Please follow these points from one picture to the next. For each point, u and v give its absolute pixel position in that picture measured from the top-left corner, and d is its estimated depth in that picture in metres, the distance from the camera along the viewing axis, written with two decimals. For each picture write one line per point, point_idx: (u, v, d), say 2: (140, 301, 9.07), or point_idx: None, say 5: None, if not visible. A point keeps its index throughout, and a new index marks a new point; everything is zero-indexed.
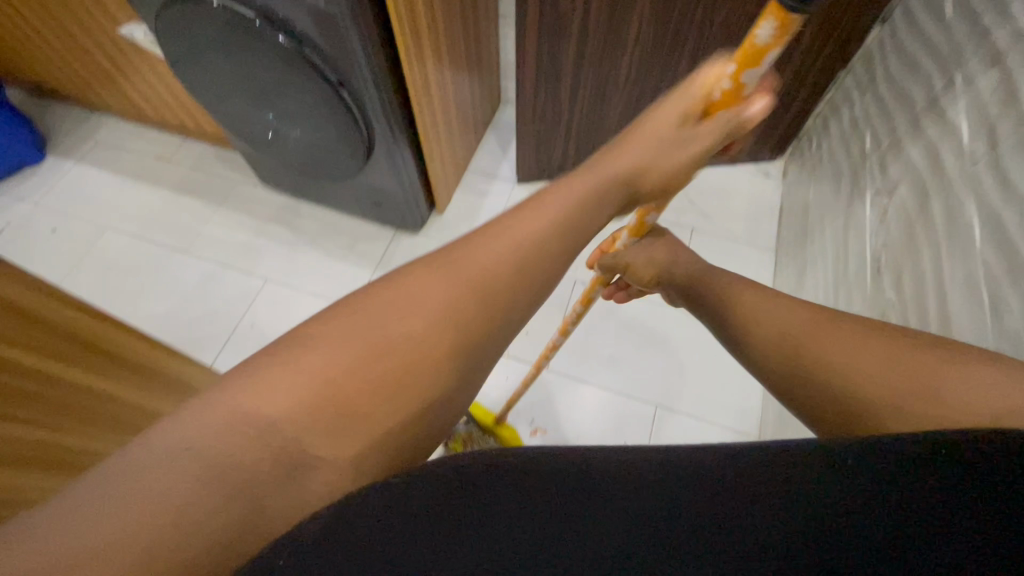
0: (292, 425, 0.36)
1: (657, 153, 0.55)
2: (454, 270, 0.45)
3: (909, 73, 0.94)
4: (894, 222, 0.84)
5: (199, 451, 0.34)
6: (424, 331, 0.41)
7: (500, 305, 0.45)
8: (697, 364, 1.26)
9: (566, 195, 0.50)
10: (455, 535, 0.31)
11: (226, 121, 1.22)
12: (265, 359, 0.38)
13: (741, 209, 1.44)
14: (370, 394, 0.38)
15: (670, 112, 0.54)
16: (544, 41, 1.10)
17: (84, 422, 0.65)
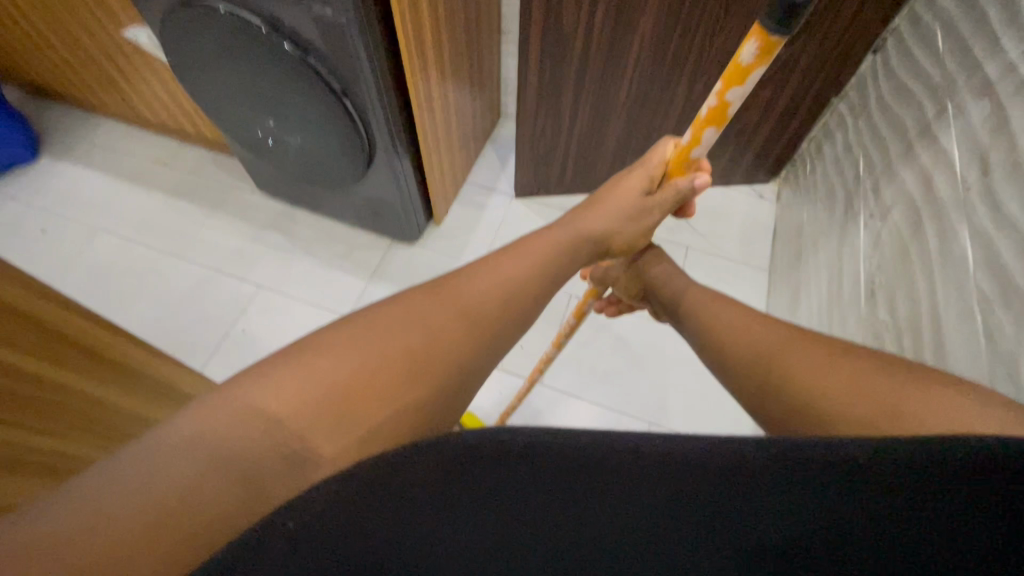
0: (305, 426, 0.36)
1: (624, 209, 0.66)
2: (454, 294, 0.48)
3: (901, 100, 0.97)
4: (888, 245, 0.86)
5: (196, 453, 0.32)
6: (427, 344, 0.43)
7: (493, 324, 0.48)
8: (690, 381, 1.26)
9: (549, 242, 0.59)
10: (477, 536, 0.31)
11: (226, 127, 1.22)
12: (272, 366, 0.38)
13: (735, 230, 1.46)
14: (376, 401, 0.39)
15: (635, 180, 0.66)
16: (546, 59, 1.12)
17: (65, 424, 0.63)
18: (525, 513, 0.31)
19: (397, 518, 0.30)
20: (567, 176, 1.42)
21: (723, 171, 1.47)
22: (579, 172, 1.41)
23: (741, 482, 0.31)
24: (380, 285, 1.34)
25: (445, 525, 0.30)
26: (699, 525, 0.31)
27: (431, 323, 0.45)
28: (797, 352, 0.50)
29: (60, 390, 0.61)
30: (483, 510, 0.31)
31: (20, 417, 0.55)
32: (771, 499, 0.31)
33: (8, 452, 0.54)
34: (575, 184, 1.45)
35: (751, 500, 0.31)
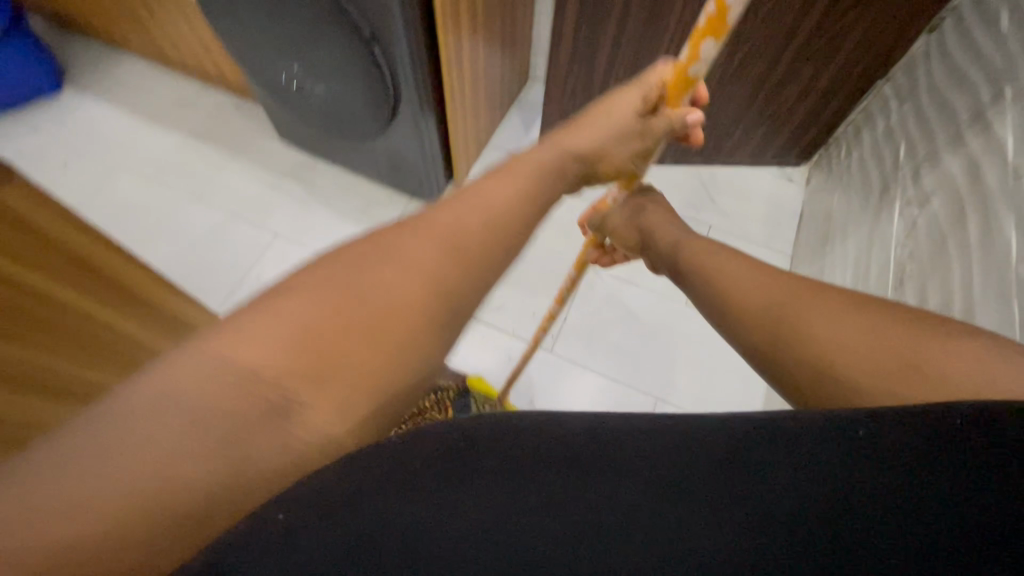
0: (276, 369, 0.33)
1: (611, 131, 0.62)
2: (441, 221, 0.43)
3: (955, 83, 0.92)
4: (924, 232, 0.83)
5: (193, 392, 0.31)
6: (400, 279, 0.38)
7: (486, 255, 0.44)
8: (702, 359, 1.25)
9: (535, 161, 0.56)
10: (487, 497, 0.29)
11: (250, 69, 1.19)
12: (250, 306, 0.35)
13: (760, 211, 1.42)
14: (351, 341, 0.35)
15: (631, 97, 0.63)
16: (583, 18, 1.07)
17: (84, 351, 0.63)
18: (534, 477, 0.30)
19: (394, 492, 0.29)
20: None
21: (753, 150, 1.42)
22: None
23: (763, 457, 0.30)
24: None
25: (439, 486, 0.29)
26: (724, 494, 0.29)
27: (412, 253, 0.40)
28: (809, 311, 0.47)
29: (70, 314, 0.60)
30: (494, 473, 0.30)
31: (34, 336, 0.55)
32: (803, 474, 0.29)
33: (34, 375, 0.55)
34: None
35: (781, 471, 0.30)
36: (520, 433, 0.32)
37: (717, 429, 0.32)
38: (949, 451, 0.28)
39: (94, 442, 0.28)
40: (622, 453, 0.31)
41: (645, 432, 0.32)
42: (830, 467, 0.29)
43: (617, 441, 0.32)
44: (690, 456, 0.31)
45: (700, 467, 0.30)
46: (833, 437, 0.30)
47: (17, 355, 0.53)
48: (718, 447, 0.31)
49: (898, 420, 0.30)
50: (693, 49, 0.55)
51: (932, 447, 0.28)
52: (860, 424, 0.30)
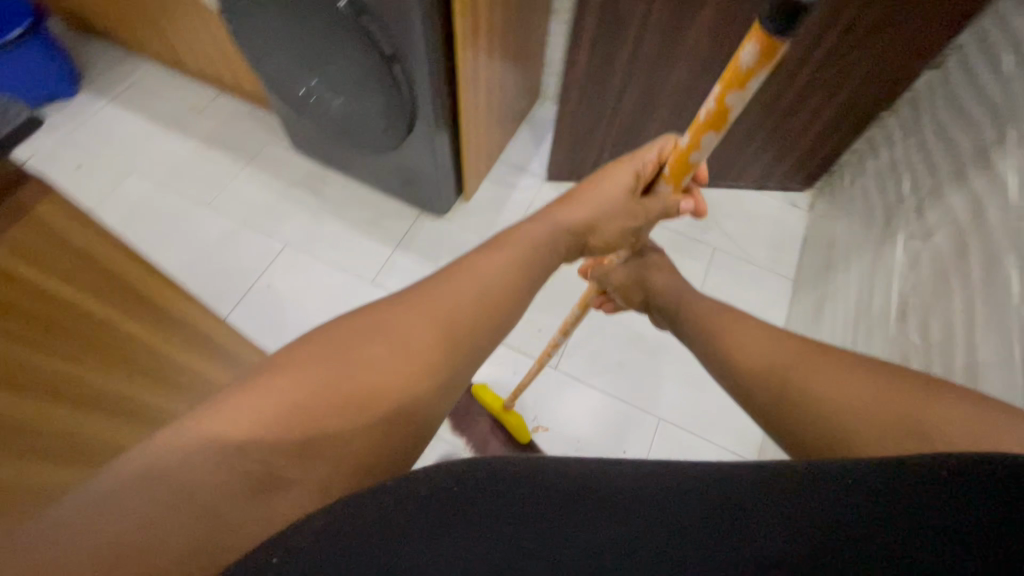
0: (266, 446, 0.35)
1: (604, 205, 0.65)
2: (431, 300, 0.49)
3: (959, 121, 0.95)
4: (926, 267, 0.84)
5: (184, 463, 0.33)
6: (390, 353, 0.43)
7: (467, 327, 0.48)
8: (704, 380, 1.26)
9: (528, 238, 0.60)
10: (467, 550, 0.28)
11: (268, 79, 1.21)
12: (264, 374, 0.39)
13: (764, 236, 1.44)
14: (339, 419, 0.38)
15: (623, 175, 0.66)
16: (598, 45, 1.10)
17: (107, 358, 0.62)
18: (518, 527, 0.29)
19: (385, 535, 0.28)
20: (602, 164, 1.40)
21: (758, 176, 1.46)
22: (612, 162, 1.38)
23: (760, 504, 0.30)
24: (405, 255, 1.35)
25: (434, 530, 0.28)
26: (713, 535, 0.29)
27: (403, 328, 0.45)
28: (812, 372, 0.49)
29: (91, 319, 0.59)
30: (483, 516, 0.29)
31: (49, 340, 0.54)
32: (792, 519, 0.29)
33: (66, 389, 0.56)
34: None
35: (768, 521, 0.29)
36: (526, 474, 0.32)
37: (717, 485, 0.32)
38: (942, 486, 0.28)
39: (84, 508, 0.30)
40: (619, 496, 0.31)
41: (638, 474, 0.32)
42: (814, 517, 0.29)
43: (609, 487, 0.31)
44: (686, 498, 0.31)
45: (696, 516, 0.30)
46: (824, 483, 0.31)
47: (42, 368, 0.53)
48: (718, 493, 0.31)
49: (890, 466, 0.31)
50: (694, 139, 0.55)
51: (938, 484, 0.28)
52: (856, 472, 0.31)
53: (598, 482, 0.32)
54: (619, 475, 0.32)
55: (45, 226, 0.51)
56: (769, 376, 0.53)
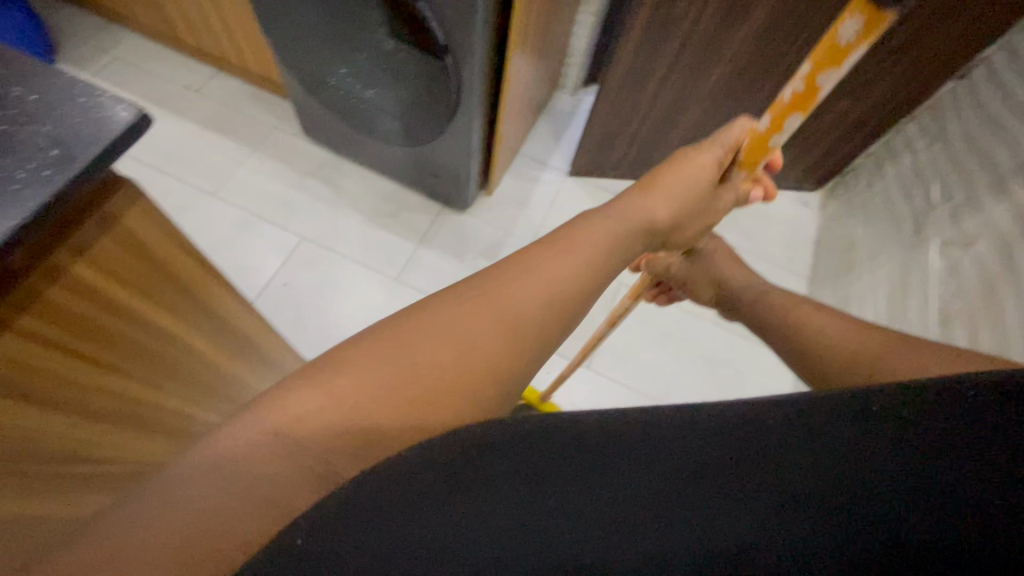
0: (321, 443, 0.30)
1: (692, 192, 0.59)
2: (498, 298, 0.38)
3: (993, 132, 0.98)
4: (970, 275, 0.88)
5: (249, 449, 0.29)
6: (454, 352, 0.34)
7: (538, 331, 0.38)
8: (734, 377, 1.28)
9: (605, 227, 0.48)
10: (545, 495, 0.27)
11: (287, 59, 1.13)
12: (365, 344, 0.34)
13: (781, 234, 1.47)
14: (386, 432, 0.31)
15: (710, 161, 0.61)
16: (644, 43, 1.07)
17: (162, 375, 0.56)
18: (614, 472, 0.29)
19: (468, 473, 0.27)
20: (626, 160, 1.38)
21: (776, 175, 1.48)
22: (638, 158, 1.37)
23: (846, 442, 0.30)
24: (430, 250, 1.30)
25: (542, 480, 0.28)
26: (795, 470, 0.29)
27: (458, 331, 0.35)
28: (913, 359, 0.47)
29: (156, 337, 0.52)
30: (605, 467, 0.28)
31: (98, 353, 0.46)
32: (868, 451, 0.29)
33: (110, 402, 0.50)
34: (634, 170, 1.41)
35: (852, 460, 0.29)
36: (615, 432, 0.29)
37: (814, 414, 0.31)
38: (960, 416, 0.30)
39: (165, 495, 0.27)
40: (727, 451, 0.30)
41: (762, 410, 0.31)
42: (882, 445, 0.30)
43: (728, 435, 0.30)
44: (792, 434, 0.30)
45: (803, 455, 0.30)
46: (899, 403, 0.31)
47: (93, 384, 0.47)
48: (814, 423, 0.31)
49: (965, 387, 0.31)
50: (776, 122, 0.55)
51: (960, 415, 0.30)
52: (864, 399, 0.31)
53: (714, 425, 0.30)
54: (755, 419, 0.31)
55: (134, 239, 0.45)
56: (856, 352, 0.51)
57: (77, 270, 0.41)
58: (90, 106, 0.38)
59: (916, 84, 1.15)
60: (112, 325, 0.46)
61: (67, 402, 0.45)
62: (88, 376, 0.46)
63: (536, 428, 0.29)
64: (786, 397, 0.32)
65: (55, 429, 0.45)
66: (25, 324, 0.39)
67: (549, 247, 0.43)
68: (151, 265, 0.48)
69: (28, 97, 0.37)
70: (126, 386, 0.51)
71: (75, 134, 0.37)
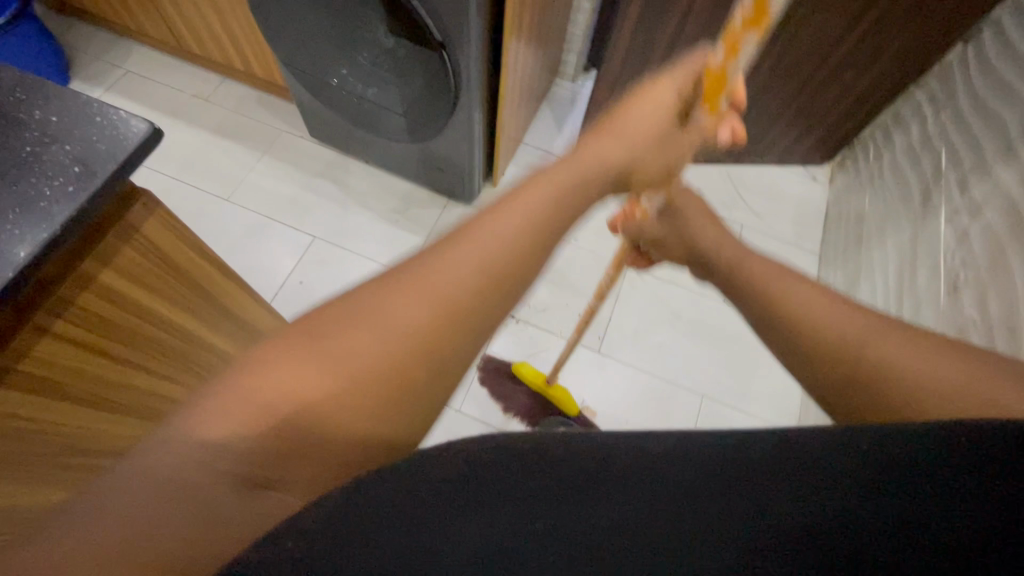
0: (242, 450, 0.29)
1: (635, 139, 0.53)
2: (424, 278, 0.36)
3: (1001, 95, 0.96)
4: (979, 242, 0.88)
5: (175, 454, 0.28)
6: (377, 339, 0.34)
7: (471, 306, 0.37)
8: (744, 355, 1.29)
9: (547, 183, 0.44)
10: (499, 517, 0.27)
11: (290, 64, 1.15)
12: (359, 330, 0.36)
13: (790, 211, 1.46)
14: (299, 433, 0.30)
15: (663, 101, 0.54)
16: (641, 27, 1.08)
17: (182, 372, 0.59)
18: (566, 511, 0.27)
19: (435, 507, 0.27)
20: None
21: (783, 151, 1.47)
22: None
23: (833, 485, 0.27)
24: None
25: (491, 503, 0.27)
26: (767, 512, 0.27)
27: (388, 319, 0.34)
28: None
29: (178, 338, 0.56)
30: (565, 498, 0.28)
31: (124, 354, 0.50)
32: (853, 496, 0.26)
33: (134, 399, 0.53)
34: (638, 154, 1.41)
35: (837, 506, 0.26)
36: (587, 461, 0.29)
37: (806, 451, 0.28)
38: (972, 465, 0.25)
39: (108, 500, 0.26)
40: (698, 495, 0.27)
41: (743, 444, 0.29)
42: (869, 491, 0.26)
43: (703, 475, 0.28)
44: (776, 471, 0.27)
45: (784, 495, 0.27)
46: (902, 441, 0.27)
47: (118, 382, 0.50)
48: (802, 462, 0.27)
49: (986, 425, 0.26)
50: (735, 40, 0.47)
51: (971, 462, 0.25)
52: (866, 437, 0.28)
53: (687, 461, 0.28)
54: (735, 454, 0.28)
55: (151, 247, 0.48)
56: None
57: (102, 279, 0.44)
58: (106, 123, 0.41)
59: (922, 50, 1.13)
60: (135, 328, 0.49)
61: (94, 399, 0.48)
62: (115, 375, 0.49)
63: (502, 451, 0.29)
64: (790, 432, 0.29)
65: (84, 421, 0.49)
66: (60, 328, 0.42)
67: (484, 216, 0.41)
68: (170, 272, 0.51)
69: (50, 119, 0.40)
70: (148, 383, 0.54)
71: (95, 152, 0.39)
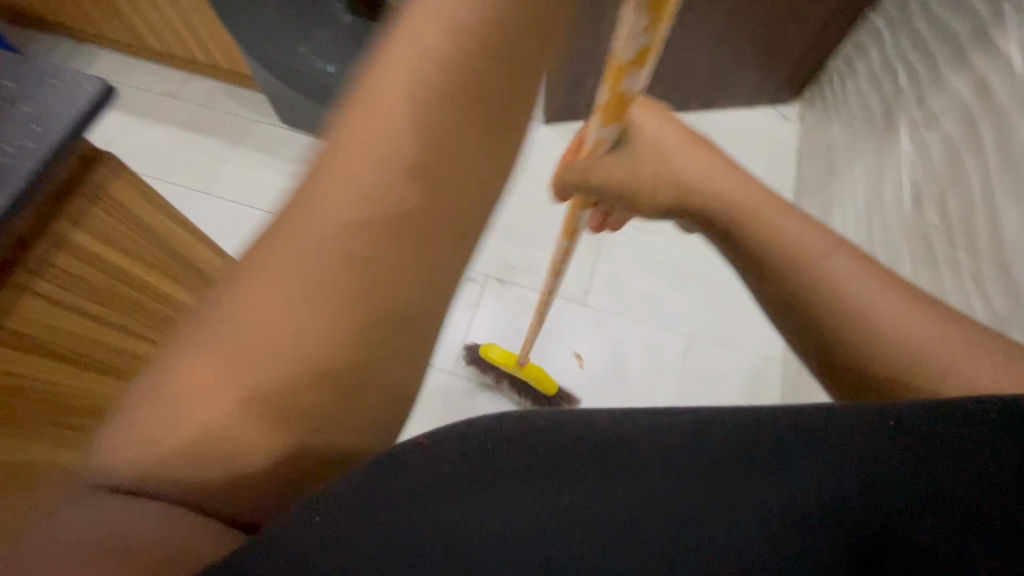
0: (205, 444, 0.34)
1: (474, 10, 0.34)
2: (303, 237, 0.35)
3: (952, 6, 0.97)
4: (937, 152, 0.89)
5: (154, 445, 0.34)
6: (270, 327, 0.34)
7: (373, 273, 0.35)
8: (728, 294, 1.32)
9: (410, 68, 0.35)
10: (488, 503, 0.31)
11: (250, 49, 1.16)
12: None
13: (763, 150, 1.47)
14: (254, 430, 0.35)
15: None
16: None
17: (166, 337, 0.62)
18: (549, 497, 0.31)
19: (435, 499, 0.30)
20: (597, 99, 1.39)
21: (752, 91, 1.47)
22: None
23: (781, 461, 0.31)
24: None
25: (479, 490, 0.31)
26: (727, 483, 0.31)
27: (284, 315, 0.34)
28: None
29: (161, 301, 0.59)
30: (547, 483, 0.31)
31: (106, 315, 0.52)
32: (801, 470, 0.31)
33: (121, 360, 0.56)
34: None
35: (782, 476, 0.31)
36: (563, 445, 0.32)
37: (754, 429, 0.32)
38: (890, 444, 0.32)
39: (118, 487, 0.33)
40: (667, 475, 0.31)
41: (703, 426, 0.32)
42: (816, 467, 0.31)
43: (671, 459, 0.32)
44: (727, 447, 0.32)
45: (734, 469, 0.31)
46: (844, 425, 0.32)
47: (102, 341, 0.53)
48: (752, 439, 0.32)
49: (907, 411, 0.32)
50: None
51: (891, 440, 0.32)
52: (809, 420, 0.32)
53: (660, 448, 0.32)
54: (698, 436, 0.32)
55: (121, 208, 0.50)
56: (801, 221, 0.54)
57: (79, 238, 0.47)
58: (59, 85, 0.42)
59: None
60: (115, 289, 0.52)
61: (80, 357, 0.51)
62: (99, 334, 0.52)
63: (490, 450, 0.32)
64: (742, 413, 0.33)
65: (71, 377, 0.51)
66: (41, 286, 0.45)
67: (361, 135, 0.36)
68: (138, 232, 0.53)
69: (5, 84, 0.42)
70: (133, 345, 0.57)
71: (51, 110, 0.41)
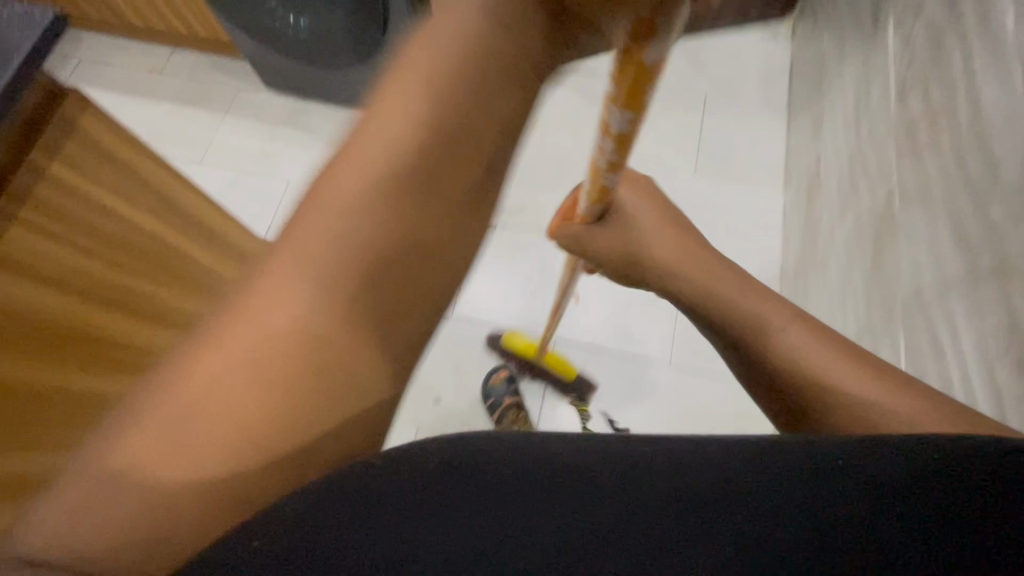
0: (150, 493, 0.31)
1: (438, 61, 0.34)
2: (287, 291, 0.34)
3: None
4: (921, 41, 0.86)
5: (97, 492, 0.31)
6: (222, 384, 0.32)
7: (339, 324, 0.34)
8: (723, 220, 1.31)
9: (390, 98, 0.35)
10: (534, 548, 0.30)
11: (221, 11, 1.16)
12: None
13: (753, 73, 1.44)
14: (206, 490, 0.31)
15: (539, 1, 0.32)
16: None
17: (165, 276, 0.66)
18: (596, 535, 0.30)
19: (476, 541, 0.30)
20: None
21: None
22: None
23: (842, 489, 0.31)
24: None
25: (520, 514, 0.30)
26: (779, 517, 0.31)
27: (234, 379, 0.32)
28: None
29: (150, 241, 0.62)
30: (595, 529, 0.30)
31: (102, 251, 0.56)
32: (857, 493, 0.31)
33: (127, 299, 0.60)
34: None
35: (841, 514, 0.31)
36: (622, 480, 0.32)
37: (811, 458, 0.33)
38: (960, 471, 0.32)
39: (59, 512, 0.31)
40: (715, 506, 0.31)
41: (756, 454, 0.33)
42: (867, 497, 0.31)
43: (722, 488, 0.32)
44: (780, 468, 0.32)
45: (788, 498, 0.31)
46: (909, 453, 0.33)
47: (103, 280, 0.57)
48: (809, 467, 0.32)
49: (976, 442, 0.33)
50: None
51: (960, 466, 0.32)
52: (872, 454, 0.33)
53: (711, 475, 0.32)
54: (752, 461, 0.33)
55: (88, 140, 0.53)
56: None
57: (54, 169, 0.50)
58: (11, 16, 0.44)
59: None
60: (98, 223, 0.55)
61: (84, 294, 0.55)
62: (98, 272, 0.56)
63: (547, 478, 0.31)
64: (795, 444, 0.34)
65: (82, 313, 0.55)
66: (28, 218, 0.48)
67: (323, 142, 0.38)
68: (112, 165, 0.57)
69: None
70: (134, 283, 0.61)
71: (6, 39, 0.44)
